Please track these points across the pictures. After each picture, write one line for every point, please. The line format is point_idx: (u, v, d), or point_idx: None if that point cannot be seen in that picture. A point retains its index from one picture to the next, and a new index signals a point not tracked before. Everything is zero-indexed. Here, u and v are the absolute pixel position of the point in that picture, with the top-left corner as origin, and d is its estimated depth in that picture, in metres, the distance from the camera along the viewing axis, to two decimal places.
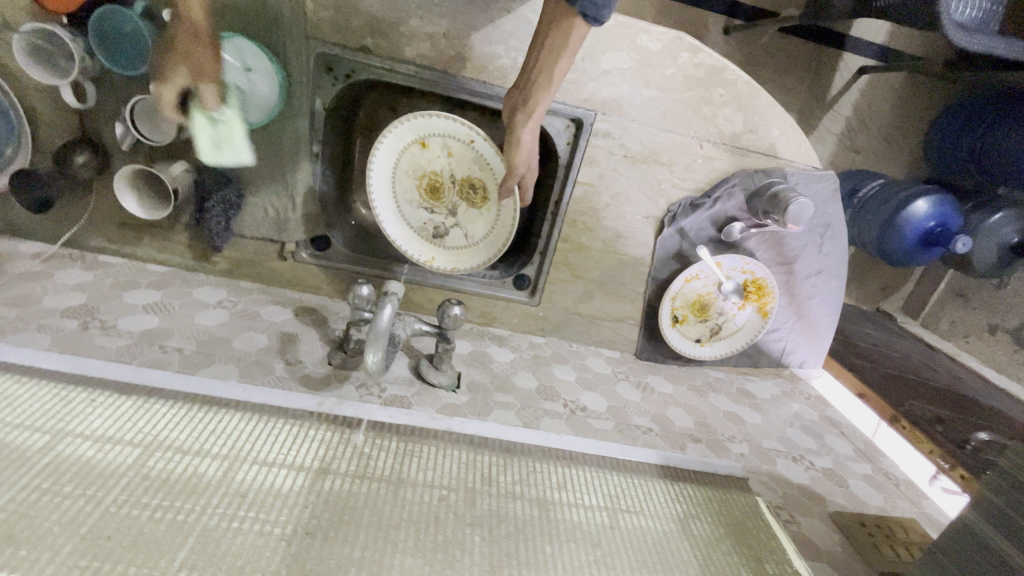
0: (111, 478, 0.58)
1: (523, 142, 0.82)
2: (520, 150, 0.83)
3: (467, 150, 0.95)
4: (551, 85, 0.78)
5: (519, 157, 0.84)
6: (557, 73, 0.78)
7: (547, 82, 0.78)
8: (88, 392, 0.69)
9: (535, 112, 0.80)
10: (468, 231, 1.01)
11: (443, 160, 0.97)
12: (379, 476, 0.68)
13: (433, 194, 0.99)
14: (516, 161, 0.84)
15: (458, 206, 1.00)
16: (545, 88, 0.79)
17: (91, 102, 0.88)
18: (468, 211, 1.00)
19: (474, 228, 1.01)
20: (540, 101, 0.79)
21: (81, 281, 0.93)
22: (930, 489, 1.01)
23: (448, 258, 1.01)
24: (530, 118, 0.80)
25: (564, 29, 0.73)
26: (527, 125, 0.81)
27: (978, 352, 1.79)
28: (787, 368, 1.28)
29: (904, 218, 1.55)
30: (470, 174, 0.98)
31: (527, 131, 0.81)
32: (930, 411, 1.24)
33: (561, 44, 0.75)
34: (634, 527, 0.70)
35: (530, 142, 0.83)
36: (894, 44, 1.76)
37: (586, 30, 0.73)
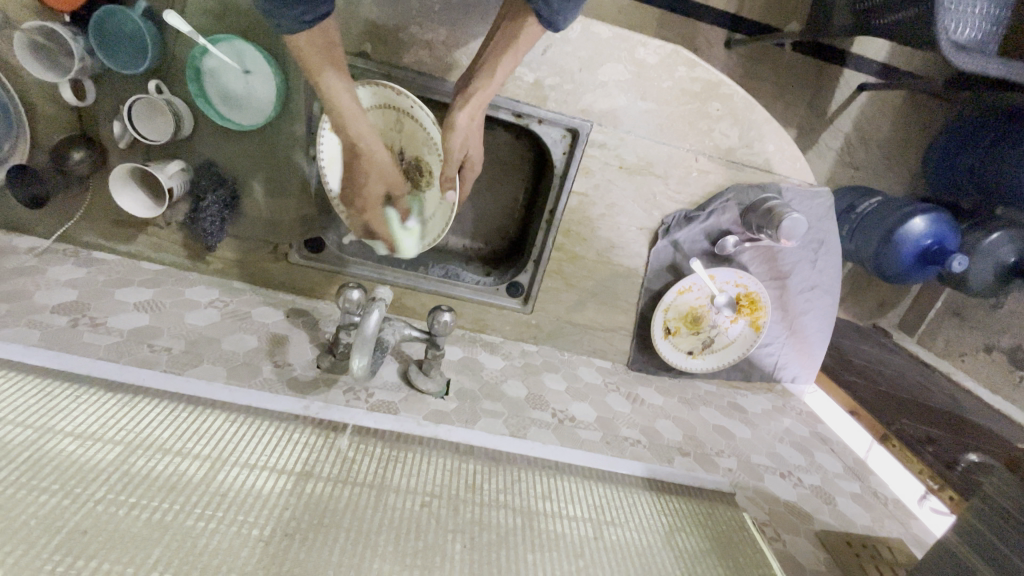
0: (92, 474, 0.58)
1: (456, 125, 0.76)
2: (453, 134, 0.77)
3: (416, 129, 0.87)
4: (495, 73, 0.76)
5: (454, 139, 0.77)
6: (504, 66, 0.76)
7: (496, 69, 0.76)
8: (74, 389, 0.69)
9: (473, 98, 0.76)
10: (421, 217, 0.92)
11: (391, 137, 0.89)
12: (362, 481, 0.68)
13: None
14: (451, 145, 0.78)
15: (408, 189, 0.93)
16: (488, 76, 0.76)
17: (90, 99, 0.88)
18: (419, 195, 0.93)
19: (427, 214, 0.92)
20: (483, 86, 0.76)
21: (74, 277, 0.93)
22: (919, 509, 1.00)
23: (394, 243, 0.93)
24: (468, 100, 0.76)
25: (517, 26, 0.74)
26: (464, 108, 0.76)
27: (973, 372, 1.79)
28: (779, 383, 1.28)
29: (900, 236, 1.56)
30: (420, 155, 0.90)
31: (462, 114, 0.76)
32: (922, 430, 1.24)
33: (511, 37, 0.75)
34: (617, 538, 0.69)
35: (467, 128, 0.78)
36: (895, 62, 1.77)
37: (539, 29, 0.74)
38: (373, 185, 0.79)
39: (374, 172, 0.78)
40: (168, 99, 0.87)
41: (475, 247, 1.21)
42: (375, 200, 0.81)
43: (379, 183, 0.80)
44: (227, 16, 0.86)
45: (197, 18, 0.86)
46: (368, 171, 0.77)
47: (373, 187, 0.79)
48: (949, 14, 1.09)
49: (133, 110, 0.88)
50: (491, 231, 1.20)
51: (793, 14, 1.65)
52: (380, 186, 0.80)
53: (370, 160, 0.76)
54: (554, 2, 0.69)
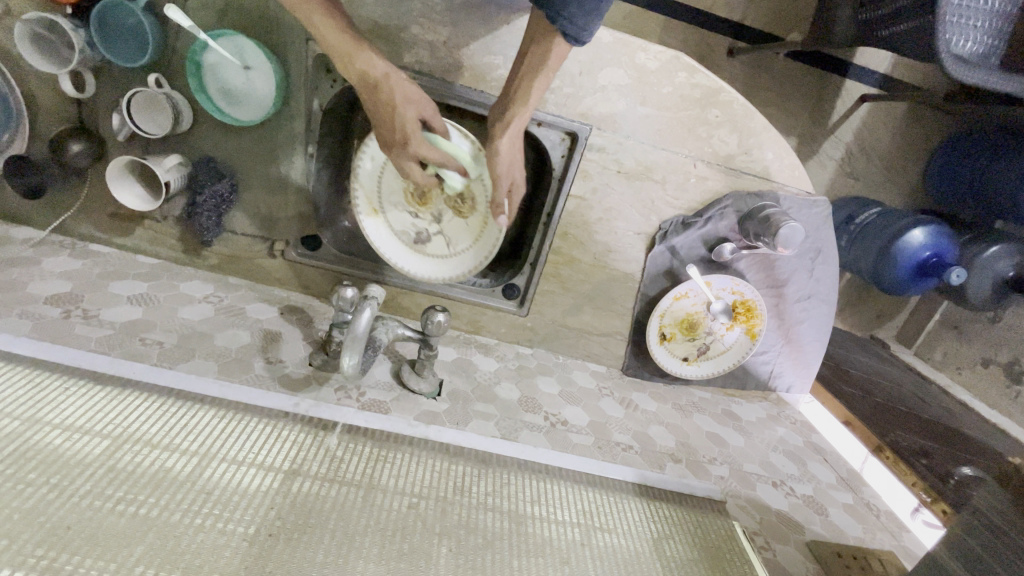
0: (77, 467, 0.57)
1: (501, 152, 0.80)
2: (498, 163, 0.80)
3: None
4: (528, 99, 0.78)
5: (501, 165, 0.81)
6: (536, 88, 0.78)
7: (529, 92, 0.78)
8: (64, 381, 0.69)
9: (512, 124, 0.79)
10: (449, 240, 1.00)
11: None
12: (349, 481, 0.67)
13: (421, 199, 0.96)
14: (498, 173, 0.82)
15: (443, 213, 0.98)
16: (522, 104, 0.79)
17: (90, 92, 0.88)
18: (453, 220, 0.99)
19: (457, 238, 1.00)
20: (519, 112, 0.79)
21: (69, 269, 0.93)
22: (911, 522, 1.00)
23: (428, 266, 1.00)
24: (507, 128, 0.79)
25: (545, 43, 0.76)
26: (505, 134, 0.79)
27: (969, 385, 1.78)
28: (775, 392, 1.27)
29: (899, 247, 1.56)
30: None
31: (504, 141, 0.79)
32: (916, 442, 1.23)
33: (542, 61, 0.77)
34: (606, 545, 0.69)
35: (510, 154, 0.81)
36: (897, 73, 1.77)
37: (566, 48, 0.76)
38: (406, 108, 0.73)
39: (397, 90, 0.73)
40: (167, 92, 0.87)
41: None
42: (413, 128, 0.74)
43: (409, 105, 0.74)
44: (228, 12, 0.86)
45: (199, 13, 0.86)
46: (393, 91, 0.72)
47: (404, 109, 0.73)
48: (951, 27, 1.09)
49: (132, 103, 0.88)
50: None
51: (797, 24, 1.65)
52: (411, 108, 0.74)
53: (385, 87, 0.73)
54: (576, 18, 0.69)
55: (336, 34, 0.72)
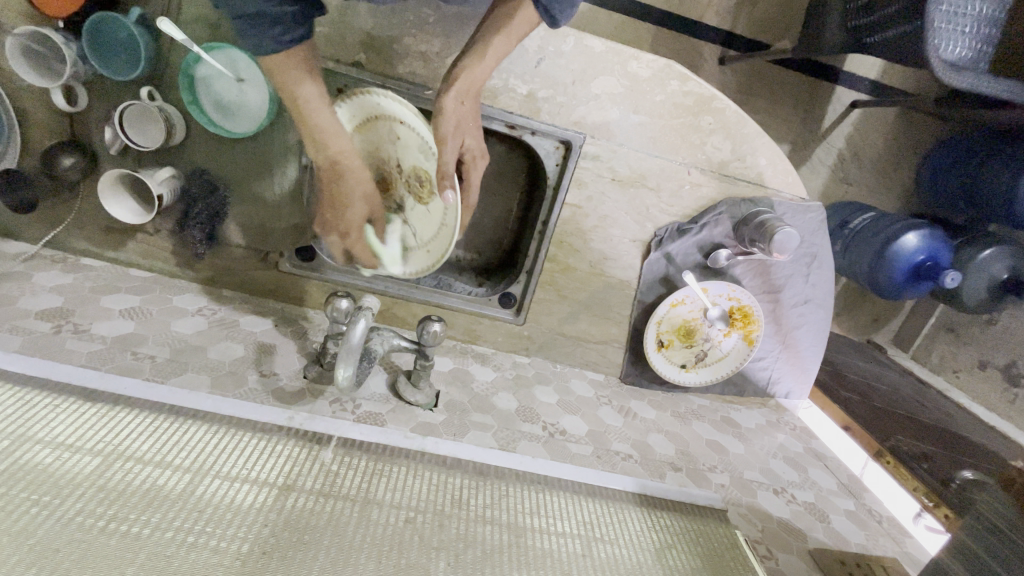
0: (67, 487, 0.56)
1: (445, 111, 0.73)
2: (442, 122, 0.73)
3: (412, 137, 0.82)
4: (484, 54, 0.73)
5: (447, 126, 0.73)
6: (497, 47, 0.74)
7: (486, 47, 0.73)
8: (54, 398, 0.68)
9: (460, 80, 0.73)
10: (415, 230, 0.89)
11: (390, 148, 0.85)
12: (345, 495, 0.66)
13: (383, 186, 0.89)
14: (444, 133, 0.73)
15: (406, 201, 0.89)
16: (477, 59, 0.73)
17: (82, 105, 0.88)
18: (417, 209, 0.89)
19: (422, 229, 0.89)
20: (471, 67, 0.73)
21: (60, 284, 0.92)
22: (914, 527, 0.99)
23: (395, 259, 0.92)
24: (455, 83, 0.73)
25: (511, 2, 0.73)
26: (451, 89, 0.73)
27: (967, 388, 1.78)
28: (773, 398, 1.26)
29: (892, 251, 1.56)
30: (416, 163, 0.85)
31: (450, 97, 0.73)
32: (916, 446, 1.23)
33: (507, 18, 0.73)
34: (607, 556, 0.68)
35: (457, 113, 0.74)
36: (887, 80, 1.79)
37: (533, 19, 0.74)
38: (356, 206, 0.77)
39: (356, 186, 0.75)
40: (160, 105, 0.87)
41: (468, 257, 1.20)
42: (357, 225, 0.78)
43: (359, 203, 0.77)
44: (220, 24, 0.86)
45: (191, 26, 0.86)
46: (353, 187, 0.75)
47: (354, 209, 0.77)
48: (940, 33, 1.10)
49: (124, 117, 0.88)
50: (484, 241, 1.20)
51: (786, 32, 1.67)
52: (360, 207, 0.77)
53: (350, 176, 0.74)
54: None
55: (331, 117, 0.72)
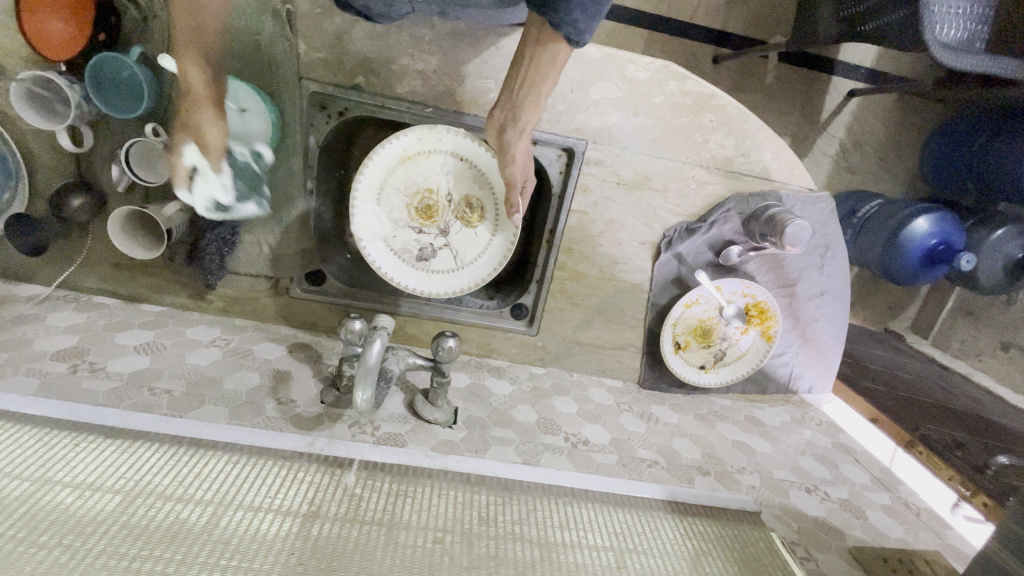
0: (90, 527, 0.56)
1: (516, 156, 0.81)
2: (514, 165, 0.83)
3: (469, 169, 0.95)
4: (539, 102, 0.76)
5: (515, 169, 0.84)
6: (546, 91, 0.75)
7: (536, 100, 0.76)
8: (73, 437, 0.67)
9: (524, 129, 0.79)
10: (457, 253, 0.99)
11: (440, 179, 0.96)
12: (371, 519, 0.65)
13: (426, 214, 0.97)
14: (513, 175, 0.84)
15: (450, 225, 0.98)
16: (533, 106, 0.77)
17: (88, 143, 0.89)
18: (461, 232, 0.98)
19: (466, 249, 0.99)
20: (530, 118, 0.78)
21: (74, 323, 0.92)
22: (952, 518, 0.96)
23: (437, 282, 0.98)
24: (521, 134, 0.79)
25: (546, 55, 0.71)
26: (520, 141, 0.80)
27: (991, 370, 1.74)
28: (796, 394, 1.23)
29: (904, 237, 1.54)
30: (468, 192, 0.97)
31: (519, 148, 0.81)
32: (948, 434, 1.20)
33: (548, 65, 0.72)
34: (642, 568, 0.66)
35: (523, 155, 0.83)
36: (883, 67, 1.78)
37: (569, 52, 0.71)
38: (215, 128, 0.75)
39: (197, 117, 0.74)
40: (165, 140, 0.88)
41: None
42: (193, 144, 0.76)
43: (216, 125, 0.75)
44: None
45: None
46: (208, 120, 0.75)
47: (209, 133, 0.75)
48: (936, 16, 1.09)
49: (130, 154, 0.88)
50: None
51: (778, 26, 1.67)
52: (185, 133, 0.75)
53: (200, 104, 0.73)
54: (579, 23, 0.63)
55: (196, 71, 0.71)
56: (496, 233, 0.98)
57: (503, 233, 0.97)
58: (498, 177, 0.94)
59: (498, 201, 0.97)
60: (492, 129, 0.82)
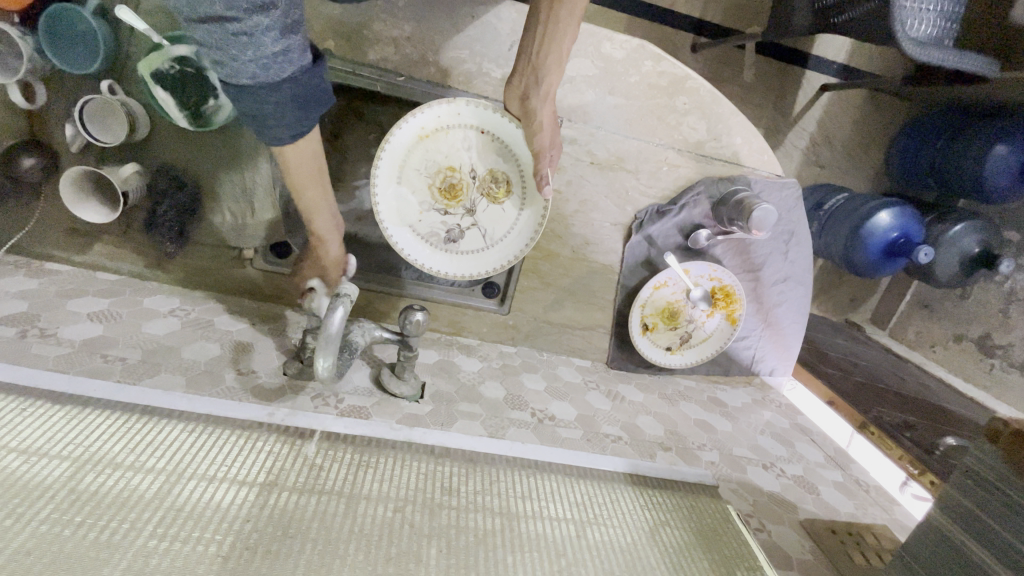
0: (37, 491, 0.53)
1: (544, 119, 0.86)
2: (543, 129, 0.86)
3: (490, 144, 0.93)
4: (561, 62, 0.83)
5: (544, 135, 0.86)
6: (565, 50, 0.83)
7: (558, 60, 0.83)
8: (17, 401, 0.64)
9: (549, 89, 0.85)
10: (485, 231, 0.98)
11: (461, 155, 0.94)
12: (331, 489, 0.64)
13: (451, 193, 0.96)
14: (542, 141, 0.87)
15: (477, 203, 0.97)
16: (555, 67, 0.83)
17: (41, 101, 0.85)
18: (489, 209, 0.97)
19: (493, 227, 0.98)
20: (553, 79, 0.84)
21: (23, 288, 0.88)
22: (900, 495, 1.01)
23: (464, 262, 0.98)
24: (547, 94, 0.85)
25: (563, 11, 0.79)
26: (545, 103, 0.85)
27: (942, 360, 1.83)
28: (758, 376, 1.27)
29: (867, 230, 1.59)
30: (492, 168, 0.95)
31: (546, 109, 0.85)
32: (897, 416, 1.26)
33: (566, 21, 0.80)
34: (602, 537, 0.67)
35: (549, 120, 0.87)
36: (854, 63, 1.82)
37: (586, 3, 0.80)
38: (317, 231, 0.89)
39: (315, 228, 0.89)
40: (122, 99, 0.83)
41: None
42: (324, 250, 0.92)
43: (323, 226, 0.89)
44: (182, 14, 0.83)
45: (152, 15, 0.83)
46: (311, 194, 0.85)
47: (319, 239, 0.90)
48: (906, 11, 1.12)
49: (84, 112, 0.84)
50: None
51: (756, 17, 1.69)
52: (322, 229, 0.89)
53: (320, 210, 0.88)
54: None
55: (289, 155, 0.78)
56: (524, 208, 0.96)
57: (531, 207, 0.96)
58: (524, 149, 0.92)
59: (525, 174, 0.95)
60: (512, 100, 0.87)
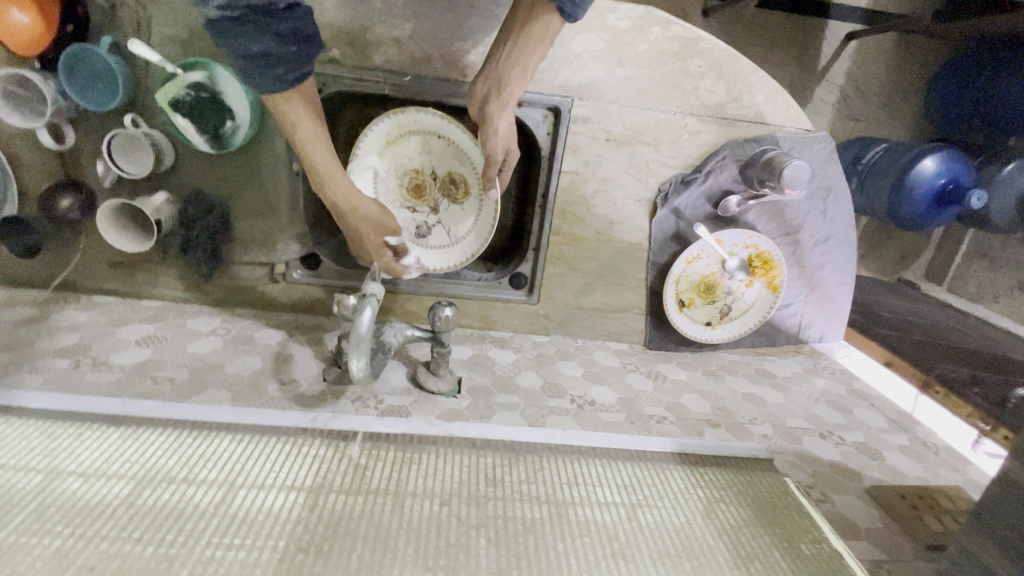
0: (97, 510, 0.56)
1: (498, 130, 0.80)
2: (496, 140, 0.82)
3: (447, 147, 0.97)
4: (525, 72, 0.78)
5: (495, 145, 0.82)
6: (531, 62, 0.77)
7: (523, 70, 0.77)
8: (77, 426, 0.68)
9: (509, 100, 0.79)
10: (449, 230, 1.01)
11: (423, 159, 0.98)
12: (377, 488, 0.65)
13: (417, 194, 1.00)
14: (495, 149, 0.83)
15: (439, 203, 1.01)
16: (518, 78, 0.78)
17: (70, 142, 0.89)
18: (450, 209, 1.01)
19: (457, 225, 1.01)
20: (514, 89, 0.78)
21: (77, 321, 0.93)
22: (973, 454, 0.94)
23: (431, 258, 1.01)
24: (505, 106, 0.79)
25: (534, 25, 0.73)
26: (504, 114, 0.80)
27: (1011, 311, 1.70)
28: (807, 344, 1.21)
29: (912, 179, 1.50)
30: (450, 170, 0.99)
31: (503, 121, 0.80)
32: (964, 372, 1.17)
33: (534, 34, 0.74)
34: (655, 519, 0.65)
35: (506, 131, 0.82)
36: (881, 5, 1.71)
37: (561, 25, 0.74)
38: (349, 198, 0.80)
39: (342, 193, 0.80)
40: (145, 131, 0.87)
41: None
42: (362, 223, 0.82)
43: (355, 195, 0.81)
44: (193, 42, 0.86)
45: (164, 46, 0.86)
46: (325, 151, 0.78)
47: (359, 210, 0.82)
48: None
49: (113, 148, 0.89)
50: None
51: None
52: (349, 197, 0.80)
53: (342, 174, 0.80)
54: None
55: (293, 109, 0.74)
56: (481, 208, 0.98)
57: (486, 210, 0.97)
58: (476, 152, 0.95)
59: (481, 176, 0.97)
60: (476, 101, 0.82)
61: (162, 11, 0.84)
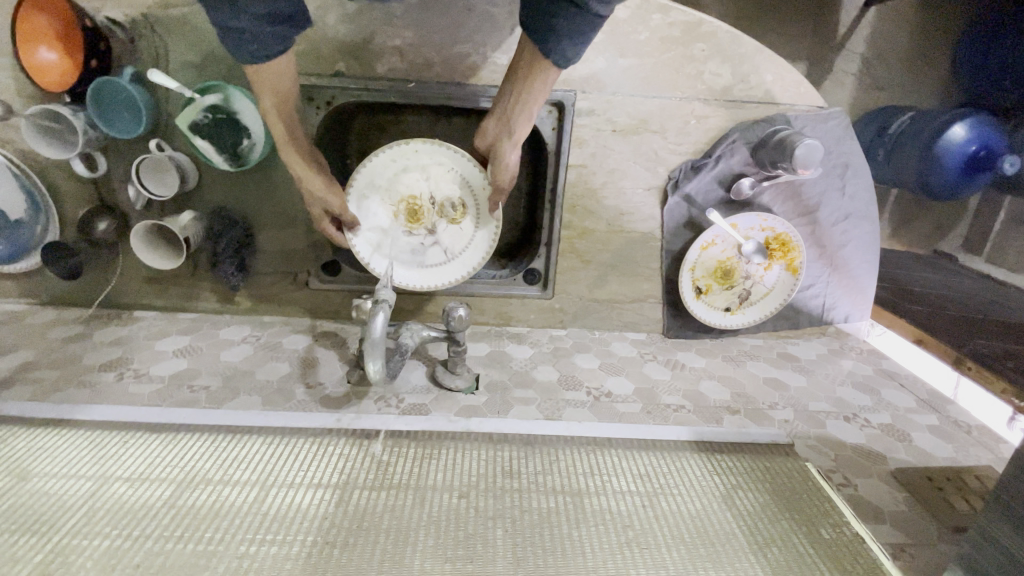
0: (142, 510, 0.61)
1: (507, 167, 0.82)
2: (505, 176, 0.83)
3: (446, 173, 0.95)
4: (530, 116, 0.75)
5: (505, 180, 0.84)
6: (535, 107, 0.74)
7: (529, 115, 0.76)
8: (122, 434, 0.73)
9: (516, 141, 0.79)
10: (446, 251, 0.97)
11: (421, 184, 0.95)
12: (399, 483, 0.67)
13: (413, 217, 0.96)
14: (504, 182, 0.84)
15: (436, 225, 0.97)
16: (524, 121, 0.76)
17: (102, 169, 0.94)
18: (448, 229, 0.97)
19: (455, 246, 0.98)
20: (520, 133, 0.77)
21: (119, 336, 0.99)
22: (1009, 433, 0.92)
23: (430, 279, 0.97)
24: (512, 147, 0.79)
25: (535, 78, 0.70)
26: (512, 153, 0.80)
27: None
28: (832, 325, 1.18)
29: (941, 147, 1.43)
30: (448, 193, 0.96)
31: (511, 159, 0.81)
32: (1001, 347, 1.13)
33: (536, 84, 0.71)
34: (669, 507, 0.66)
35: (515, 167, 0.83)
36: None
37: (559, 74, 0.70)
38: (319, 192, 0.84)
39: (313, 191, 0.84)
40: (170, 154, 0.92)
41: None
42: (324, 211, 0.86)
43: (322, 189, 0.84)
44: (206, 65, 0.90)
45: (180, 72, 0.90)
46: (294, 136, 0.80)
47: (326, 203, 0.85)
48: None
49: (141, 172, 0.94)
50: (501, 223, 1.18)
51: None
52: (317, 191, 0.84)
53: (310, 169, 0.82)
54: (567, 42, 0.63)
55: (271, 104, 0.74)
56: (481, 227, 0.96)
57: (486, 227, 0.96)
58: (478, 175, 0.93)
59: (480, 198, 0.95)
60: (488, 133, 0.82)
61: (177, 39, 0.88)
